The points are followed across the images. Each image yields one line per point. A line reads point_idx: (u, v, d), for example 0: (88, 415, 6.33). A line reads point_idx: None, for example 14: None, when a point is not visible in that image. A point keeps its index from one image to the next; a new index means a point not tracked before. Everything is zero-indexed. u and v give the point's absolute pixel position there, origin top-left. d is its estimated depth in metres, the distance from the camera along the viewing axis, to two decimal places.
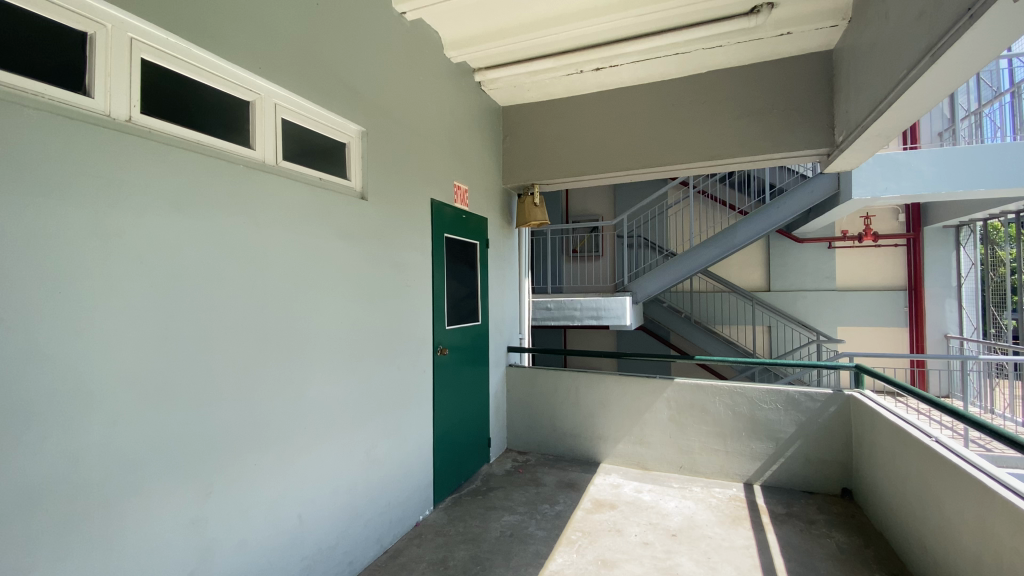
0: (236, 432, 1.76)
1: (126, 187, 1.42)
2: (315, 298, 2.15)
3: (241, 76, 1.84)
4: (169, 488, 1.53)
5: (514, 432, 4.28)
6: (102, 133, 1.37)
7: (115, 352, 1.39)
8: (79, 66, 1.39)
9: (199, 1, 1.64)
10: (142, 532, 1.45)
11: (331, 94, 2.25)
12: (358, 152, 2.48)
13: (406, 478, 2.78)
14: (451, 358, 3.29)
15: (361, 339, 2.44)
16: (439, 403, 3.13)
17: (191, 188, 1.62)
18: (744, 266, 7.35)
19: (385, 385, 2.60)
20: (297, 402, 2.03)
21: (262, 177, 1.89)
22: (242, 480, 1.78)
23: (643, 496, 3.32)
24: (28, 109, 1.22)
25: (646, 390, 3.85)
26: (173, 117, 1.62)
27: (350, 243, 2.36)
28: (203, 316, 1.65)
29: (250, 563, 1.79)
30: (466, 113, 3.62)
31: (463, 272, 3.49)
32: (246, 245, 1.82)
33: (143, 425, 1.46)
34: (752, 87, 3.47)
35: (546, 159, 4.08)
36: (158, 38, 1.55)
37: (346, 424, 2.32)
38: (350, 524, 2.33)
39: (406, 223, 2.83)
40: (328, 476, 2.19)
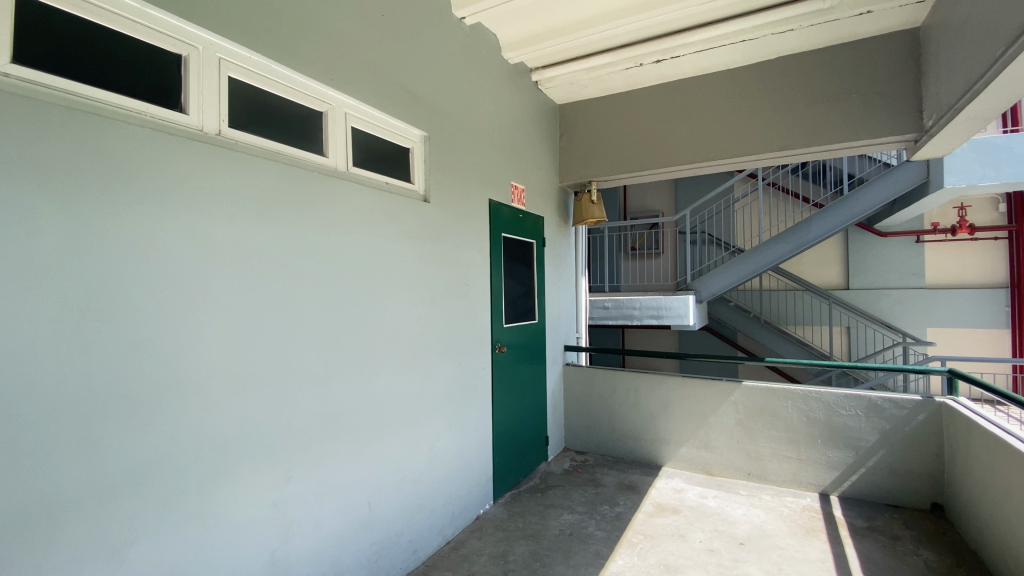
0: (312, 422, 1.88)
1: (216, 195, 1.56)
2: (383, 297, 2.25)
3: (315, 88, 1.96)
4: (254, 472, 1.66)
5: (573, 432, 4.25)
6: (195, 145, 1.50)
7: (208, 346, 1.53)
8: (177, 86, 1.53)
9: (279, 20, 1.77)
10: (230, 511, 1.58)
11: (396, 101, 2.35)
12: (421, 155, 2.57)
13: (467, 472, 2.84)
14: (510, 356, 3.32)
15: (425, 335, 2.52)
16: (498, 400, 3.18)
17: (273, 195, 1.75)
18: (819, 263, 6.90)
19: (447, 380, 2.68)
20: (366, 394, 2.13)
21: (334, 182, 2.01)
22: (319, 466, 1.90)
23: (708, 502, 3.21)
24: (137, 127, 1.37)
25: (710, 392, 3.72)
26: (256, 129, 1.76)
27: (413, 244, 2.45)
28: (282, 314, 1.77)
29: (324, 544, 1.91)
30: (523, 113, 3.64)
31: (520, 270, 3.52)
32: (319, 247, 1.93)
33: (230, 412, 1.59)
34: (826, 72, 3.26)
35: (604, 156, 4.03)
36: (243, 57, 1.69)
37: (411, 416, 2.41)
38: (415, 513, 2.42)
39: (466, 223, 2.89)
40: (395, 467, 2.29)
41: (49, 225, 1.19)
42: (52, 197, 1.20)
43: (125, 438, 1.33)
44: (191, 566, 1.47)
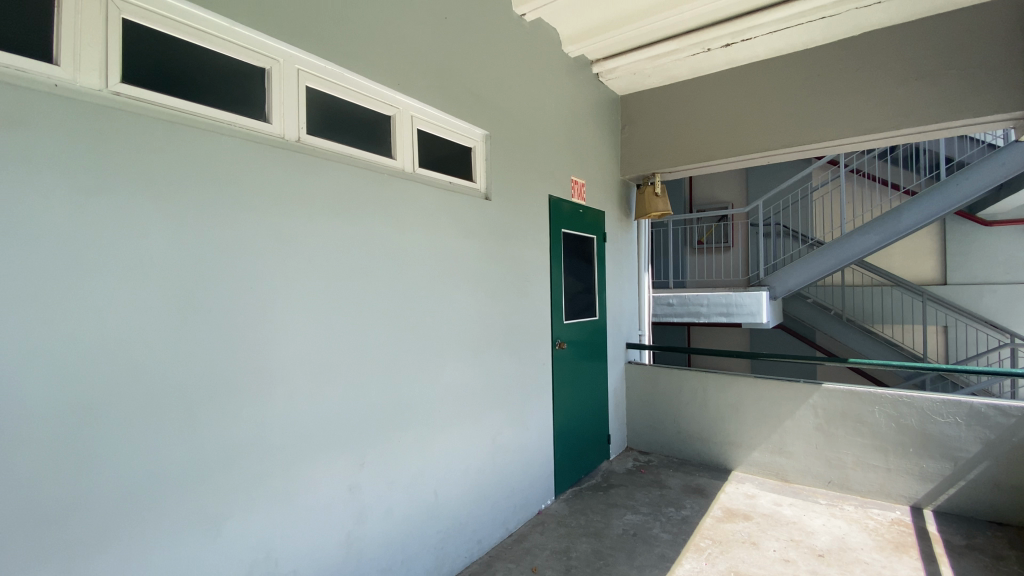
0: (384, 412, 1.97)
1: (298, 198, 1.67)
2: (448, 294, 2.31)
3: (382, 93, 2.05)
4: (331, 458, 1.77)
5: (636, 431, 4.17)
6: (276, 151, 1.62)
7: (291, 339, 1.65)
8: (261, 97, 1.65)
9: (349, 30, 1.86)
10: (310, 494, 1.69)
11: (458, 102, 2.40)
12: (483, 154, 2.61)
13: (528, 466, 2.87)
14: (571, 353, 3.31)
15: (487, 331, 2.57)
16: (560, 396, 3.18)
17: (347, 197, 1.84)
18: (911, 256, 6.31)
19: (509, 375, 2.71)
20: (433, 387, 2.21)
21: (401, 183, 2.08)
22: (390, 453, 1.99)
23: (783, 510, 3.04)
24: (228, 137, 1.50)
25: (785, 394, 3.52)
26: (330, 135, 1.86)
27: (476, 242, 2.50)
28: (355, 309, 1.87)
29: (395, 528, 2.00)
30: (583, 107, 3.60)
31: (581, 267, 3.50)
32: (388, 246, 2.01)
33: (311, 401, 1.70)
34: (920, 46, 2.97)
35: (669, 148, 3.90)
36: (318, 67, 1.80)
37: (475, 409, 2.46)
38: (479, 504, 2.47)
39: (526, 220, 2.90)
40: (460, 458, 2.35)
41: (158, 227, 1.33)
42: (156, 201, 1.33)
43: (221, 420, 1.46)
44: (277, 541, 1.59)
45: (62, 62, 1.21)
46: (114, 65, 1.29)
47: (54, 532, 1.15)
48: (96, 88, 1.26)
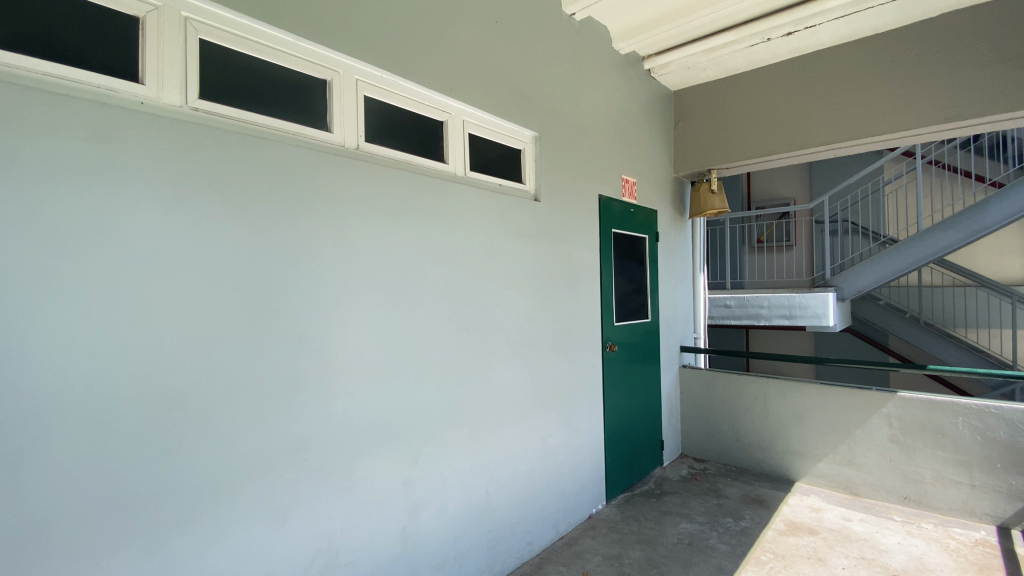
0: (438, 410, 2.01)
1: (356, 204, 1.74)
2: (499, 295, 2.33)
3: (435, 99, 2.10)
4: (387, 454, 1.82)
5: (691, 438, 4.04)
6: (337, 159, 1.69)
7: (350, 339, 1.71)
8: (322, 108, 1.73)
9: (402, 39, 1.91)
10: (367, 488, 1.75)
11: (508, 104, 2.42)
12: (533, 155, 2.61)
13: (578, 470, 2.84)
14: (622, 355, 3.25)
15: (538, 332, 2.56)
16: (611, 399, 3.13)
17: (402, 201, 1.90)
18: (1001, 254, 5.76)
19: (559, 378, 2.69)
20: (484, 387, 2.23)
21: (453, 186, 2.11)
22: (442, 452, 2.03)
23: (853, 526, 2.85)
24: (293, 146, 1.57)
25: (854, 402, 3.30)
26: (386, 142, 1.92)
27: (526, 243, 2.50)
28: (409, 309, 1.91)
29: (447, 525, 2.03)
30: (634, 104, 3.53)
31: (632, 267, 3.43)
32: (440, 248, 2.04)
33: (368, 398, 1.76)
34: (1010, 24, 2.71)
35: (725, 144, 3.76)
36: (374, 76, 1.86)
37: (526, 410, 2.46)
38: (529, 505, 2.47)
39: (576, 220, 2.88)
40: (510, 459, 2.36)
41: (231, 233, 1.42)
42: (228, 209, 1.42)
43: (285, 414, 1.53)
44: (336, 532, 1.66)
45: (147, 82, 1.32)
46: (192, 82, 1.39)
47: (140, 515, 1.25)
48: (176, 104, 1.36)
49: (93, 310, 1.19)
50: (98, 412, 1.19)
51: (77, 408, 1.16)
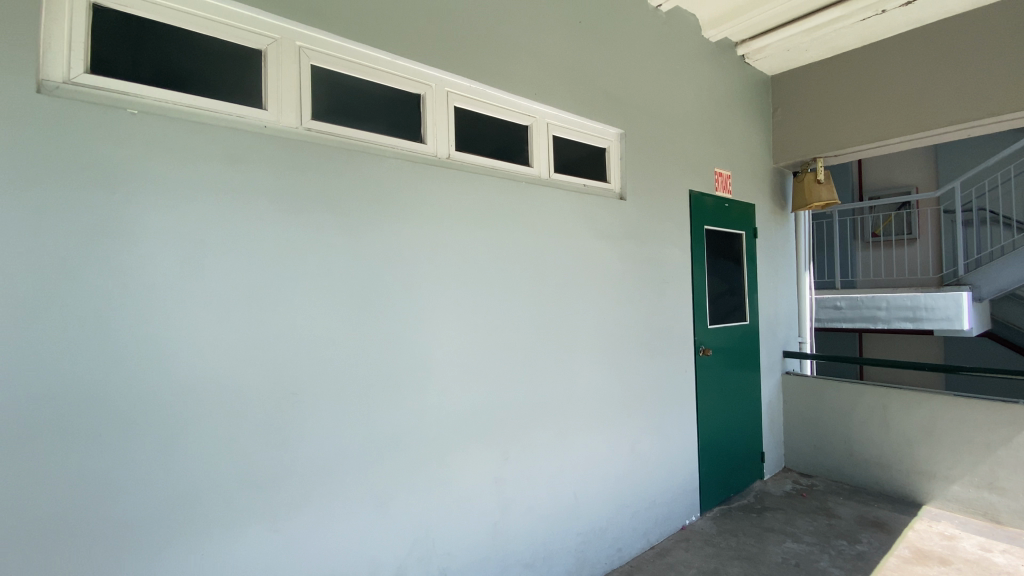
0: (526, 412, 2.04)
1: (448, 210, 1.82)
2: (586, 296, 2.31)
3: (520, 104, 2.13)
4: (478, 452, 1.87)
5: (796, 450, 3.73)
6: (430, 168, 1.77)
7: (442, 339, 1.78)
8: (417, 121, 1.83)
9: (489, 48, 1.96)
10: (459, 483, 1.82)
11: (593, 104, 2.39)
12: (618, 154, 2.56)
13: (670, 478, 2.73)
14: (716, 360, 3.08)
15: (626, 335, 2.50)
16: (704, 406, 2.98)
17: (491, 206, 1.95)
18: None
19: (648, 381, 2.60)
20: (572, 389, 2.22)
21: (538, 189, 2.13)
22: (530, 453, 2.04)
23: (995, 559, 2.48)
24: (391, 159, 1.68)
25: (996, 417, 2.88)
26: (475, 149, 1.99)
27: (613, 244, 2.45)
28: (497, 311, 1.96)
29: (536, 525, 2.05)
30: (727, 94, 3.34)
31: (726, 267, 3.24)
32: (527, 250, 2.07)
33: (461, 396, 1.83)
34: None
35: (833, 130, 3.44)
36: (463, 86, 1.94)
37: (614, 413, 2.42)
38: (618, 511, 2.42)
39: (665, 219, 2.78)
40: (598, 462, 2.33)
41: (339, 241, 1.55)
42: (336, 219, 1.55)
43: (386, 409, 1.64)
44: (432, 525, 1.74)
45: (268, 107, 1.48)
46: (306, 105, 1.54)
47: (267, 494, 1.40)
48: (294, 126, 1.52)
49: (230, 311, 1.35)
50: (233, 401, 1.35)
51: (217, 398, 1.33)
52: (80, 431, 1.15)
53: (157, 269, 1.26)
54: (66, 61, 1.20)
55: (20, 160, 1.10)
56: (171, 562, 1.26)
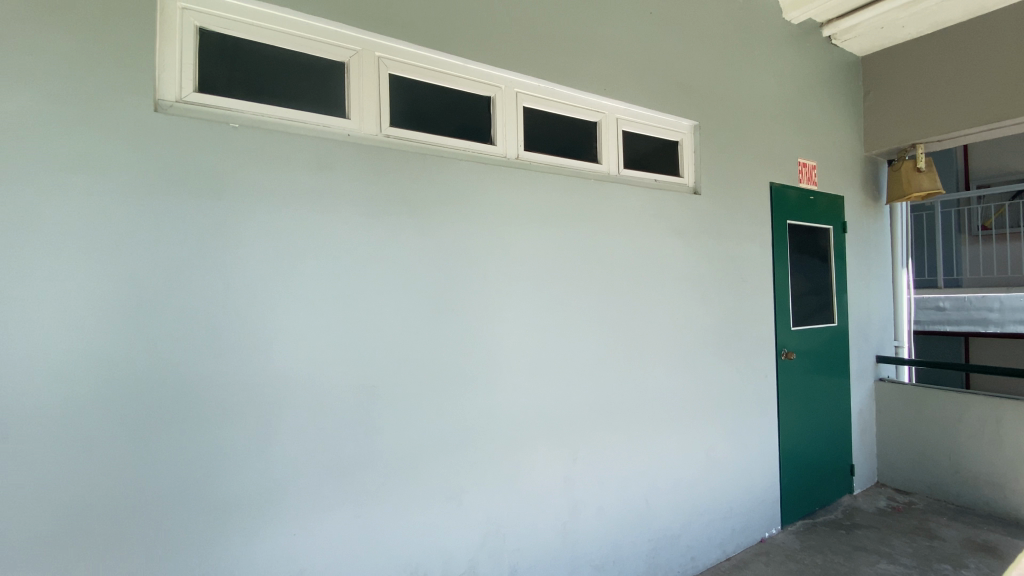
0: (595, 412, 2.01)
1: (517, 210, 1.83)
2: (658, 294, 2.24)
3: (589, 100, 2.11)
4: (546, 451, 1.87)
5: (891, 464, 3.42)
6: (500, 169, 1.79)
7: (512, 338, 1.80)
8: (487, 122, 1.86)
9: (557, 46, 1.95)
10: (528, 482, 1.83)
11: (665, 96, 2.31)
12: (692, 147, 2.47)
13: (747, 488, 2.59)
14: (800, 364, 2.89)
15: (700, 335, 2.40)
16: (785, 412, 2.80)
17: (559, 204, 1.94)
18: None
19: (723, 384, 2.48)
20: (643, 390, 2.17)
21: (608, 186, 2.10)
22: (599, 453, 2.02)
23: None
24: (463, 161, 1.72)
25: None
26: (543, 148, 1.99)
27: (686, 240, 2.36)
28: (567, 308, 1.95)
29: (606, 527, 2.03)
30: (812, 79, 3.11)
31: (811, 264, 3.03)
32: (596, 248, 2.04)
33: (530, 394, 1.84)
34: None
35: (937, 112, 3.11)
36: (532, 86, 1.94)
37: (688, 416, 2.33)
38: (692, 519, 2.33)
39: (743, 213, 2.63)
40: (671, 466, 2.26)
41: (414, 241, 1.61)
42: (412, 221, 1.60)
43: (458, 405, 1.68)
44: (503, 520, 1.76)
45: (351, 115, 1.56)
46: (384, 113, 1.61)
47: (350, 481, 1.49)
48: (373, 133, 1.59)
49: (316, 309, 1.45)
50: (320, 392, 1.45)
51: (306, 388, 1.43)
52: (191, 417, 1.28)
53: (253, 270, 1.36)
54: (176, 83, 1.33)
55: (141, 173, 1.24)
56: (266, 539, 1.37)
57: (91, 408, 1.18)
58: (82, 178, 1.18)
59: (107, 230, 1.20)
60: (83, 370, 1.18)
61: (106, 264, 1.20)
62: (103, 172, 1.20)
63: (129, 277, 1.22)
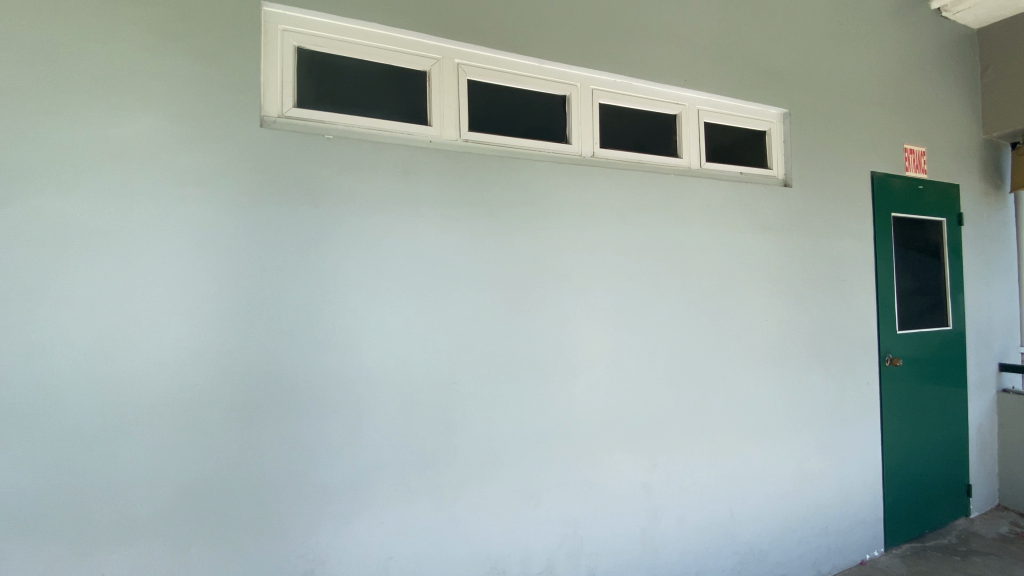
0: (676, 418, 1.94)
1: (593, 209, 1.80)
2: (743, 295, 2.12)
3: (667, 93, 2.03)
4: (625, 456, 1.84)
5: (1016, 485, 3.03)
6: (577, 168, 1.78)
7: (588, 339, 1.78)
8: (562, 121, 1.85)
9: (633, 39, 1.90)
10: (606, 487, 1.80)
11: (750, 84, 2.18)
12: (780, 136, 2.31)
13: (844, 505, 2.40)
14: (907, 371, 2.62)
15: (792, 338, 2.24)
16: (889, 423, 2.56)
17: (637, 201, 1.89)
18: None
19: (817, 392, 2.31)
20: (728, 396, 2.06)
21: (689, 182, 2.01)
22: (681, 461, 1.95)
23: None
24: (538, 162, 1.72)
25: None
26: (620, 144, 1.94)
27: (775, 237, 2.21)
28: (645, 310, 1.89)
29: (688, 538, 1.96)
30: (920, 56, 2.81)
31: (919, 261, 2.74)
32: (676, 246, 1.96)
33: (607, 397, 1.81)
34: None
35: None
36: (608, 82, 1.90)
37: (777, 426, 2.19)
38: (782, 535, 2.19)
39: (839, 206, 2.43)
40: (758, 478, 2.14)
41: (492, 242, 1.63)
42: (491, 223, 1.63)
43: (535, 406, 1.68)
44: (581, 524, 1.75)
45: (432, 123, 1.61)
46: (463, 117, 1.65)
47: (432, 476, 1.54)
48: (452, 138, 1.63)
49: (400, 309, 1.51)
50: (403, 389, 1.51)
51: (391, 385, 1.49)
52: (291, 409, 1.38)
53: (344, 272, 1.44)
54: (277, 99, 1.43)
55: (247, 184, 1.35)
56: (358, 527, 1.45)
57: (207, 399, 1.30)
58: (197, 190, 1.31)
59: (220, 237, 1.32)
60: (201, 363, 1.30)
61: (217, 269, 1.32)
62: (216, 184, 1.32)
63: (237, 280, 1.34)
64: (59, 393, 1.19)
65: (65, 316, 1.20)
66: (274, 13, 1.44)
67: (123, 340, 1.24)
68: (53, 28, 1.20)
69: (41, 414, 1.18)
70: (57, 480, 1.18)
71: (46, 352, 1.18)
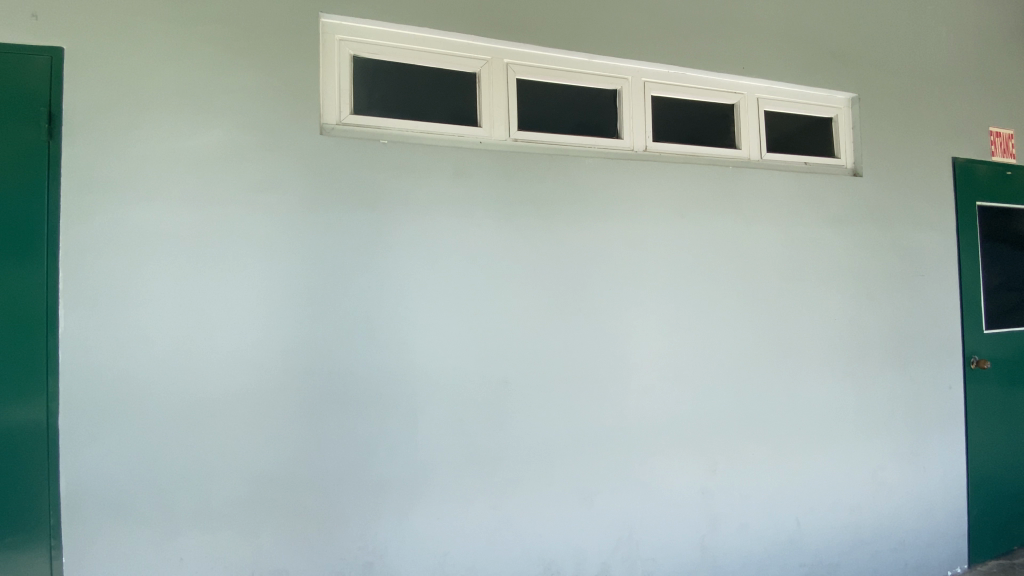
0: (737, 422, 1.87)
1: (647, 205, 1.75)
2: (808, 292, 2.01)
3: (723, 82, 1.95)
4: (682, 459, 1.79)
5: None
6: (629, 164, 1.73)
7: (642, 339, 1.73)
8: (613, 116, 1.81)
9: (687, 28, 1.83)
10: (663, 491, 1.76)
11: (814, 69, 2.06)
12: (847, 123, 2.17)
13: (922, 516, 2.23)
14: (994, 373, 2.41)
15: (862, 338, 2.11)
16: (974, 430, 2.36)
17: (692, 196, 1.82)
18: None
19: (891, 395, 2.16)
20: (792, 399, 1.96)
21: (748, 174, 1.92)
22: (742, 467, 1.88)
23: None
24: (589, 158, 1.68)
25: None
26: (674, 138, 1.88)
27: (843, 230, 2.08)
28: (702, 309, 1.83)
29: (749, 545, 1.88)
30: (1008, 28, 2.56)
31: (1009, 253, 2.50)
32: (734, 242, 1.88)
33: (663, 398, 1.76)
34: None
35: None
36: (660, 73, 1.84)
37: (846, 431, 2.07)
38: (852, 546, 2.07)
39: (915, 195, 2.25)
40: (826, 486, 2.02)
41: (542, 241, 1.61)
42: (542, 222, 1.61)
43: (589, 407, 1.66)
44: (638, 528, 1.72)
45: (482, 123, 1.62)
46: (512, 116, 1.64)
47: (486, 475, 1.55)
48: (502, 137, 1.63)
49: (453, 309, 1.52)
50: (456, 388, 1.52)
51: (445, 384, 1.51)
52: (350, 407, 1.42)
53: (399, 274, 1.47)
54: (332, 107, 1.48)
55: (307, 189, 1.40)
56: (415, 523, 1.48)
57: (273, 396, 1.37)
58: (261, 197, 1.37)
59: (282, 241, 1.38)
60: (267, 362, 1.37)
61: (279, 271, 1.38)
62: (277, 190, 1.38)
63: (298, 282, 1.39)
64: (143, 388, 1.28)
65: (148, 317, 1.29)
66: (331, 24, 1.48)
67: (197, 340, 1.32)
68: (132, 49, 1.29)
69: (128, 407, 1.27)
70: (141, 468, 1.28)
71: (130, 351, 1.28)
